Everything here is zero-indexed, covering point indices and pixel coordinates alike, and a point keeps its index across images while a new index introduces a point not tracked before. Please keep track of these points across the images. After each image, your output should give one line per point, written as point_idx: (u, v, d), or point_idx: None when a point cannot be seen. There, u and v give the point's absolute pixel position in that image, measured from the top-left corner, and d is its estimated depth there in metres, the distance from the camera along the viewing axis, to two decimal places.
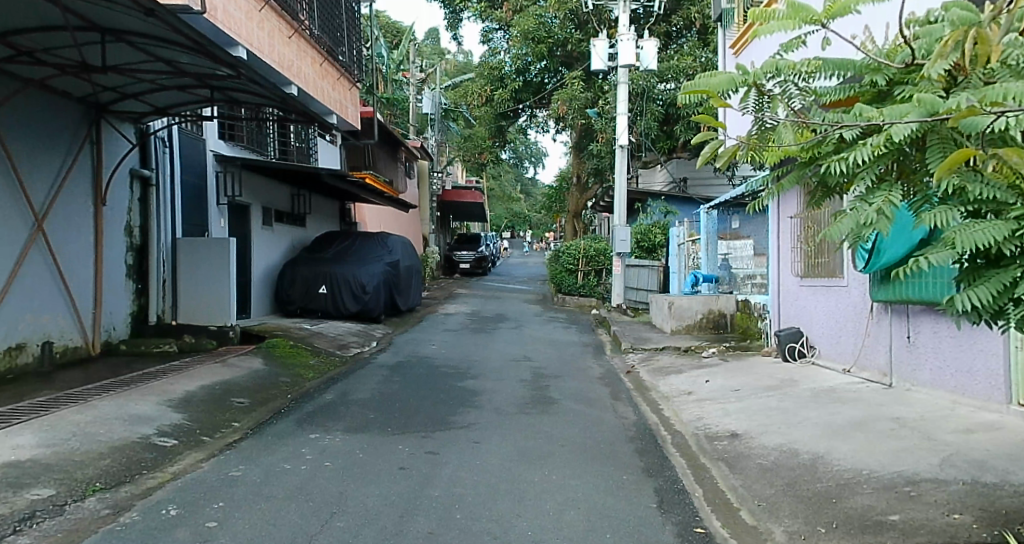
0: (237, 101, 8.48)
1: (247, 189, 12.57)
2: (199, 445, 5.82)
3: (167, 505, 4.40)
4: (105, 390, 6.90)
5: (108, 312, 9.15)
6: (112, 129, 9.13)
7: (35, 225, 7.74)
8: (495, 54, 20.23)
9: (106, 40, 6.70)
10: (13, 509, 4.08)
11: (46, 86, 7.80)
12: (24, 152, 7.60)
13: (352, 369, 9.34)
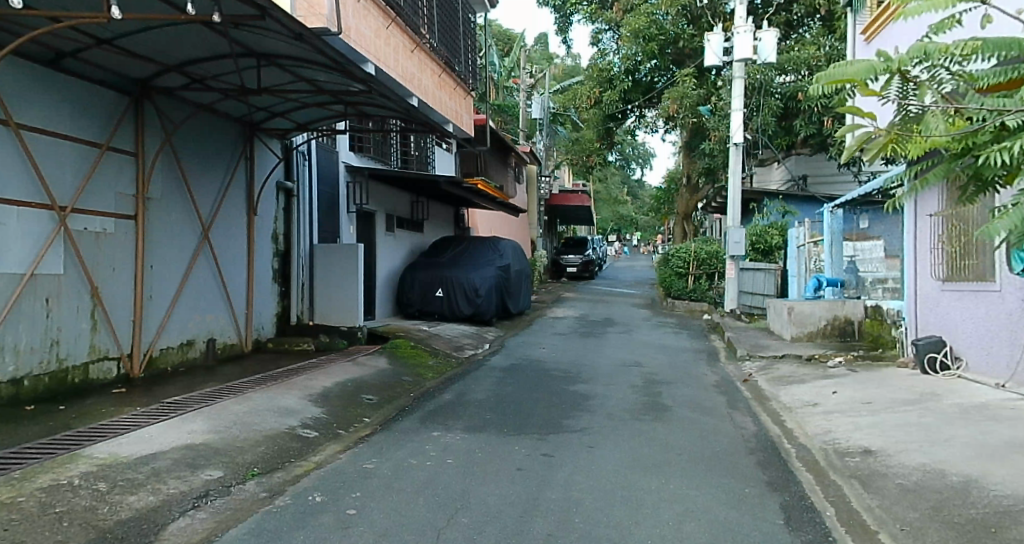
0: (369, 115, 9.02)
1: (373, 197, 13.33)
2: (337, 437, 6.31)
3: (314, 492, 4.83)
4: (257, 383, 7.60)
5: (258, 312, 10.02)
6: (262, 145, 9.98)
7: (202, 234, 8.62)
8: (604, 55, 20.06)
9: (261, 64, 7.35)
10: (189, 488, 4.62)
11: (213, 111, 8.68)
12: (194, 169, 8.51)
13: (469, 370, 9.72)
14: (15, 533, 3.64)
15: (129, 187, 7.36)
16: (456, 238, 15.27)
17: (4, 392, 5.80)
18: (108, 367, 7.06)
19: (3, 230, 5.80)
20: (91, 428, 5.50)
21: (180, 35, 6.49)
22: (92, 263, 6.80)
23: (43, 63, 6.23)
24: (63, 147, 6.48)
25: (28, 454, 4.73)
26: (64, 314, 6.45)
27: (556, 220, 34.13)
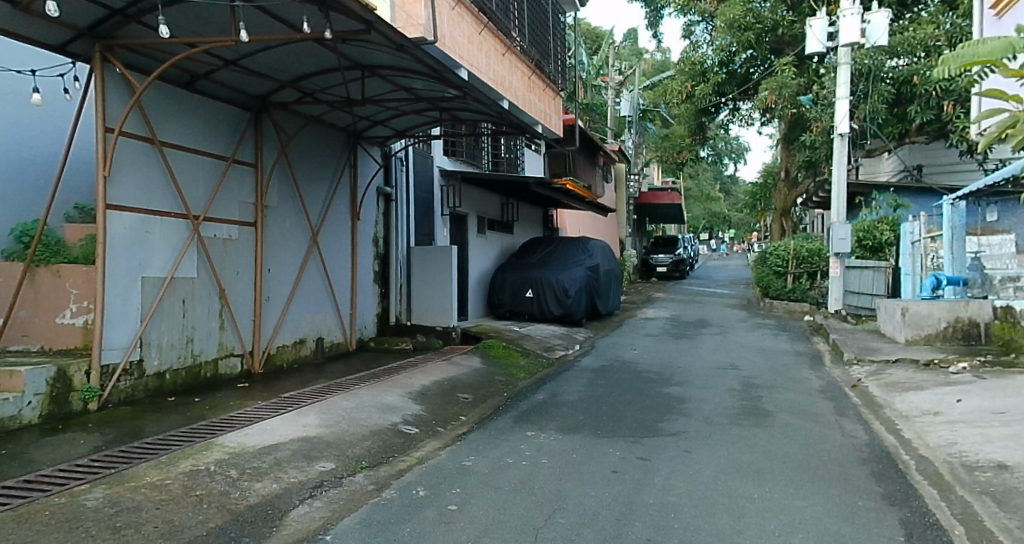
0: (462, 119, 9.15)
1: (465, 200, 13.60)
2: (436, 434, 6.44)
3: (417, 485, 4.94)
4: (361, 381, 7.91)
5: (361, 313, 10.46)
6: (364, 153, 10.36)
7: (312, 239, 9.10)
8: (696, 49, 19.38)
9: (364, 75, 7.61)
10: (305, 478, 4.87)
11: (321, 122, 9.12)
12: (305, 178, 9.01)
13: (561, 370, 9.72)
14: (163, 513, 3.96)
15: (250, 196, 7.88)
16: (546, 238, 15.35)
17: (150, 384, 6.43)
18: (233, 363, 7.61)
19: (149, 238, 6.43)
20: (220, 419, 5.93)
21: (295, 53, 6.91)
22: (220, 267, 7.35)
23: (180, 85, 6.85)
24: (195, 161, 7.06)
25: (170, 441, 5.18)
26: (197, 314, 7.02)
27: (646, 219, 33.59)
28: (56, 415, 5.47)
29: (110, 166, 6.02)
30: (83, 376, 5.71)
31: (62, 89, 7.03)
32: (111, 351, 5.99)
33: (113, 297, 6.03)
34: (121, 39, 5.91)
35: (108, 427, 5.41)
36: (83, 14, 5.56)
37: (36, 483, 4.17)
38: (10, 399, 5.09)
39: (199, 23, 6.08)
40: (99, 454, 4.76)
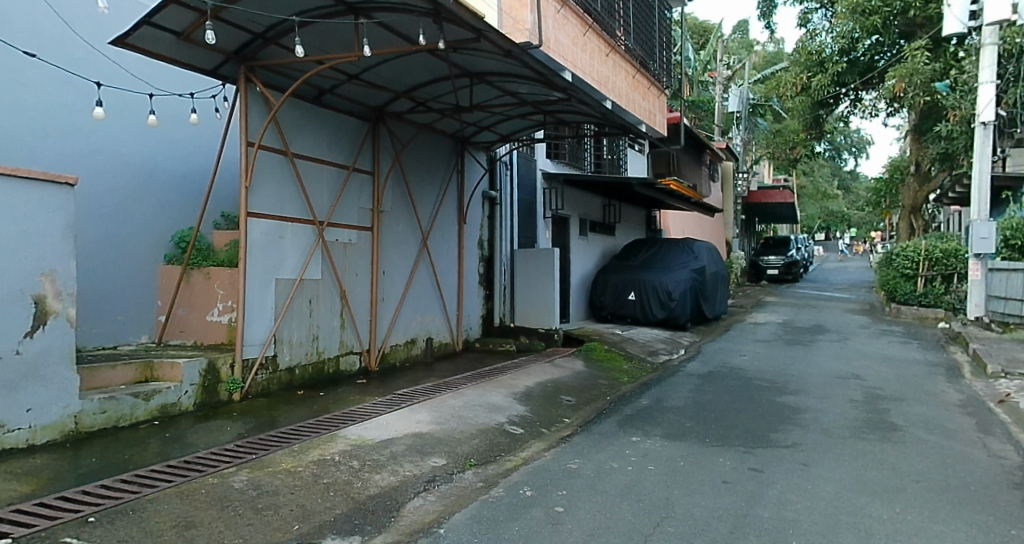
0: (565, 122, 9.08)
1: (568, 202, 13.61)
2: (541, 436, 6.48)
3: (524, 485, 4.98)
4: (468, 380, 8.10)
5: (467, 315, 10.70)
6: (471, 158, 10.55)
7: (421, 242, 9.38)
8: (815, 36, 18.10)
9: (473, 82, 7.76)
10: (419, 473, 5.04)
11: (432, 129, 9.39)
12: (417, 184, 9.32)
13: (665, 376, 9.53)
14: (297, 498, 4.27)
15: (367, 202, 8.27)
16: (649, 240, 15.16)
17: (282, 377, 6.91)
18: (352, 360, 8.04)
19: (281, 243, 6.91)
20: (341, 413, 6.27)
21: (410, 63, 7.21)
22: (341, 269, 7.77)
23: (309, 100, 7.33)
24: (322, 170, 7.53)
25: (301, 431, 5.55)
26: (321, 314, 7.46)
27: (755, 218, 32.38)
28: (207, 403, 6.02)
29: (251, 177, 6.54)
30: (228, 369, 6.24)
31: (212, 108, 7.70)
32: (251, 347, 6.49)
33: (252, 297, 6.54)
34: (262, 60, 6.44)
35: (249, 416, 5.88)
36: (230, 39, 6.11)
37: (192, 465, 4.60)
38: (170, 388, 5.67)
39: (328, 41, 6.51)
40: (243, 441, 5.18)
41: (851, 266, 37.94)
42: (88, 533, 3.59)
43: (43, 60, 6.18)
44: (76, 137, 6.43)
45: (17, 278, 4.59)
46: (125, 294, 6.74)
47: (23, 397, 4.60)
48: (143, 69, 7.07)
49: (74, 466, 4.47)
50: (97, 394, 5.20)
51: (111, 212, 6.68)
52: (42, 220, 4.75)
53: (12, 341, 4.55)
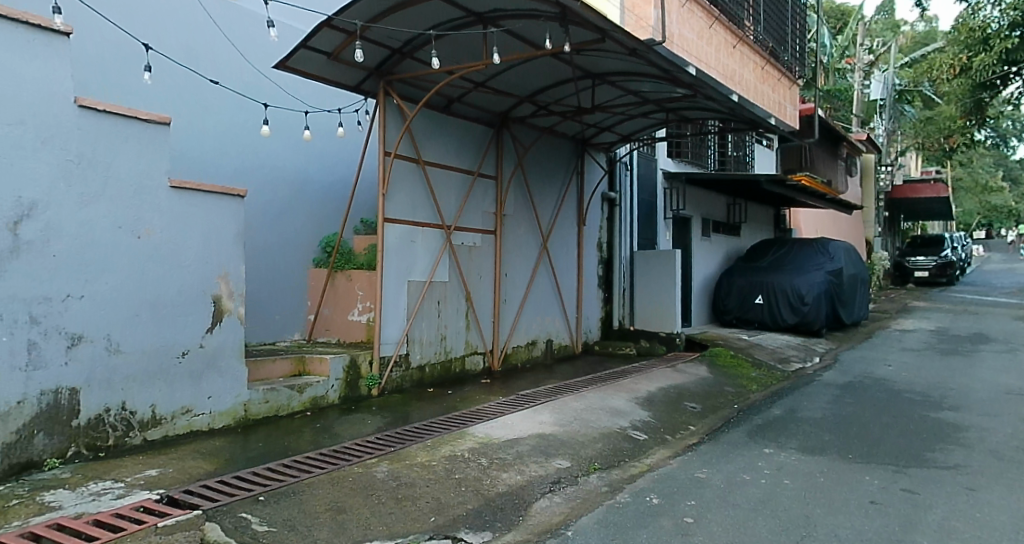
0: (689, 119, 8.83)
1: (690, 202, 13.27)
2: (666, 442, 6.32)
3: (651, 492, 4.92)
4: (590, 383, 8.08)
5: (586, 317, 10.65)
6: (592, 160, 10.48)
7: (542, 245, 9.41)
8: (978, 10, 15.74)
9: (595, 83, 7.73)
10: (544, 473, 5.08)
11: (554, 132, 9.43)
12: (539, 187, 9.39)
13: (798, 385, 9.07)
14: (432, 491, 4.46)
15: (490, 206, 8.46)
16: (779, 240, 14.48)
17: (413, 375, 7.22)
18: (477, 360, 8.25)
19: (413, 247, 7.23)
20: (469, 412, 6.45)
21: (534, 67, 7.32)
22: (466, 271, 8.01)
23: (439, 109, 7.63)
24: (450, 176, 7.81)
25: (433, 427, 5.78)
26: (448, 315, 7.73)
27: (900, 215, 30.00)
28: (349, 397, 6.41)
29: (388, 184, 6.90)
30: (367, 366, 6.61)
31: (355, 121, 8.19)
32: (386, 345, 6.83)
33: (387, 298, 6.89)
34: (399, 74, 6.78)
35: (385, 410, 6.21)
36: (373, 55, 6.49)
37: (339, 454, 4.92)
38: (319, 382, 6.08)
39: (460, 51, 6.76)
40: (381, 434, 5.47)
41: (1015, 268, 34.31)
42: (259, 511, 3.95)
43: (224, 86, 6.89)
44: (243, 153, 7.03)
45: (200, 280, 5.12)
46: (278, 295, 7.28)
47: (205, 385, 5.15)
48: (300, 88, 7.61)
49: (244, 449, 4.91)
50: (260, 385, 5.67)
51: (270, 219, 7.24)
52: (220, 228, 5.25)
53: (195, 336, 5.10)
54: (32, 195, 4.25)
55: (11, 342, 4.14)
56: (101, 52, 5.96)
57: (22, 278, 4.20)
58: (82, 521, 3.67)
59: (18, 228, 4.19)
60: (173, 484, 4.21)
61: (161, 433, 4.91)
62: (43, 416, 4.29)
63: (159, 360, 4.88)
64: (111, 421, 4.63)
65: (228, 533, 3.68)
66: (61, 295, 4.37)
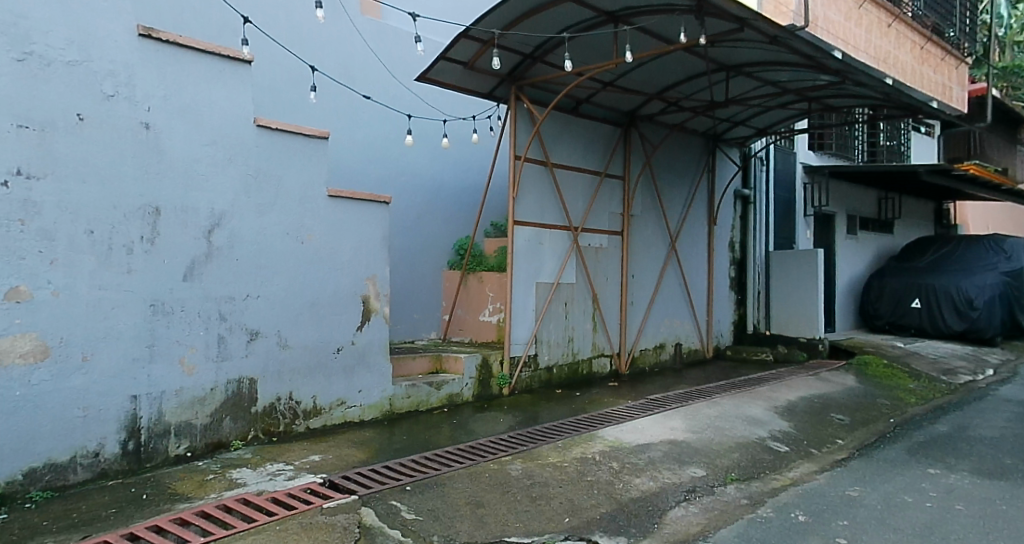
0: (833, 109, 8.30)
1: (833, 197, 12.48)
2: (810, 456, 5.92)
3: (796, 509, 4.64)
4: (724, 390, 7.78)
5: (718, 321, 10.29)
6: (724, 156, 10.10)
7: (670, 245, 9.16)
8: None
9: (730, 75, 7.46)
10: (679, 481, 4.92)
11: (684, 128, 9.17)
12: (667, 186, 9.16)
13: (964, 400, 8.26)
14: (566, 492, 4.47)
15: (618, 206, 8.36)
16: (938, 238, 13.28)
17: (542, 375, 7.30)
18: (604, 362, 8.19)
19: (541, 248, 7.30)
20: (598, 414, 6.42)
21: (666, 62, 7.17)
22: (593, 273, 7.97)
23: (567, 111, 7.66)
24: (578, 177, 7.81)
25: (563, 429, 5.79)
26: (575, 316, 7.73)
27: None
28: (482, 395, 6.58)
29: (518, 188, 7.02)
30: (498, 365, 6.76)
31: (488, 127, 8.43)
32: (516, 345, 6.95)
33: (517, 299, 7.01)
34: (530, 78, 6.89)
35: (517, 410, 6.31)
36: (506, 62, 6.64)
37: (475, 450, 5.06)
38: (455, 380, 6.28)
39: (591, 52, 6.77)
40: (514, 432, 5.56)
41: None
42: (407, 499, 4.15)
43: (374, 100, 7.28)
44: (389, 161, 7.39)
45: (352, 282, 5.44)
46: (417, 297, 7.59)
47: (356, 380, 5.47)
48: (438, 98, 7.91)
49: (391, 441, 5.16)
50: (402, 381, 5.93)
51: (411, 223, 7.56)
52: (368, 233, 5.53)
53: (349, 334, 5.42)
54: (222, 206, 4.70)
55: (206, 336, 4.64)
56: (274, 77, 6.45)
57: (214, 279, 4.68)
58: (263, 497, 4.03)
59: (212, 236, 4.66)
60: (333, 470, 4.50)
61: (322, 422, 5.27)
62: (230, 403, 4.76)
63: (319, 355, 5.23)
64: (282, 409, 5.04)
65: (381, 518, 3.89)
66: (243, 295, 4.81)
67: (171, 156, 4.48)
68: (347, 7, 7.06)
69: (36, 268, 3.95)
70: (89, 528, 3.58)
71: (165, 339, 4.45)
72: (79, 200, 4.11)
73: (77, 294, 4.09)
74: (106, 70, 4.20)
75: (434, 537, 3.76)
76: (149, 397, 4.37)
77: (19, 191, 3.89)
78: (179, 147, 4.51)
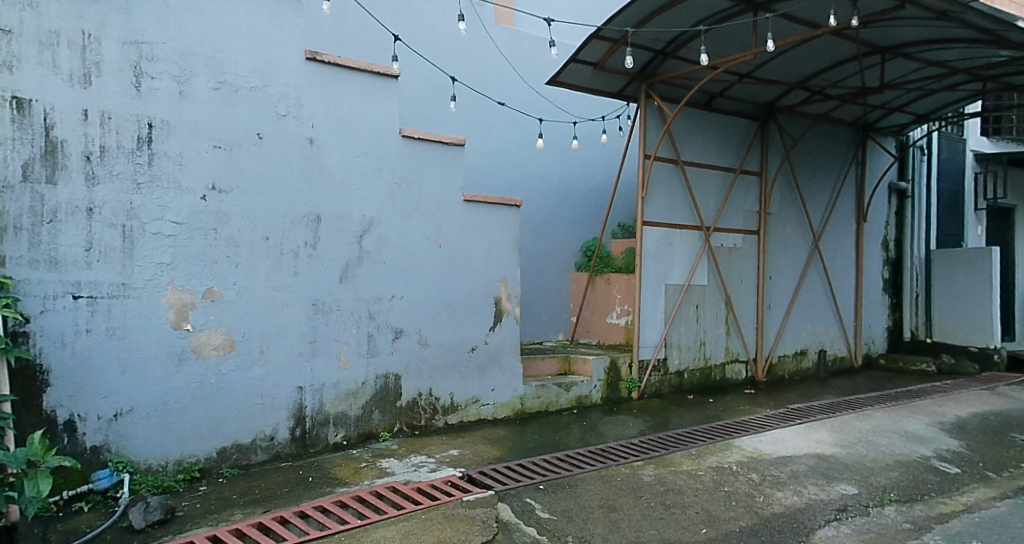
0: (1014, 88, 7.38)
1: (1013, 188, 11.01)
2: (987, 480, 5.22)
3: (971, 539, 4.13)
4: (879, 402, 7.15)
5: (868, 326, 9.45)
6: (876, 146, 9.25)
7: (812, 244, 8.52)
8: None
9: (886, 58, 6.85)
10: (828, 498, 4.54)
11: (830, 118, 8.49)
12: (810, 181, 8.53)
13: None
14: (702, 501, 4.31)
15: (753, 204, 7.92)
16: None
17: (672, 380, 7.11)
18: (739, 369, 7.81)
19: (670, 249, 7.11)
20: (734, 422, 6.14)
21: (812, 49, 6.67)
22: (726, 274, 7.61)
23: (700, 106, 7.38)
24: (710, 174, 7.51)
25: (696, 436, 5.59)
26: (707, 319, 7.44)
27: None
28: (611, 398, 6.52)
29: (647, 187, 6.89)
30: (627, 368, 6.67)
31: (617, 128, 8.37)
32: (644, 349, 6.83)
33: (646, 301, 6.88)
34: (661, 75, 6.75)
35: (646, 414, 6.19)
36: (638, 60, 6.54)
37: (605, 453, 5.02)
38: (584, 381, 6.28)
39: (727, 44, 6.51)
40: (645, 437, 5.46)
41: None
42: (541, 498, 4.21)
43: (508, 105, 7.44)
44: (521, 165, 7.51)
45: (486, 284, 5.60)
46: (546, 299, 7.65)
47: (490, 378, 5.62)
48: (567, 101, 7.96)
49: (523, 439, 5.25)
50: (533, 381, 6.02)
51: (542, 226, 7.64)
52: (498, 235, 5.67)
53: (482, 333, 5.58)
54: (371, 213, 5.02)
55: (358, 333, 4.96)
56: (416, 89, 6.77)
57: (365, 281, 5.00)
58: (409, 486, 4.26)
59: (363, 241, 4.99)
60: (471, 465, 4.66)
61: (459, 418, 5.48)
62: (379, 396, 5.06)
63: (454, 354, 5.43)
64: (423, 404, 5.29)
65: (518, 515, 3.97)
66: (389, 296, 5.11)
67: (331, 168, 4.85)
68: (483, 18, 7.25)
69: (225, 271, 4.43)
70: (268, 504, 3.99)
71: (325, 336, 4.82)
72: (258, 210, 4.56)
73: (255, 294, 4.54)
74: (280, 93, 4.64)
75: (569, 537, 3.77)
76: (312, 389, 4.76)
77: (213, 203, 4.39)
78: (338, 160, 4.88)
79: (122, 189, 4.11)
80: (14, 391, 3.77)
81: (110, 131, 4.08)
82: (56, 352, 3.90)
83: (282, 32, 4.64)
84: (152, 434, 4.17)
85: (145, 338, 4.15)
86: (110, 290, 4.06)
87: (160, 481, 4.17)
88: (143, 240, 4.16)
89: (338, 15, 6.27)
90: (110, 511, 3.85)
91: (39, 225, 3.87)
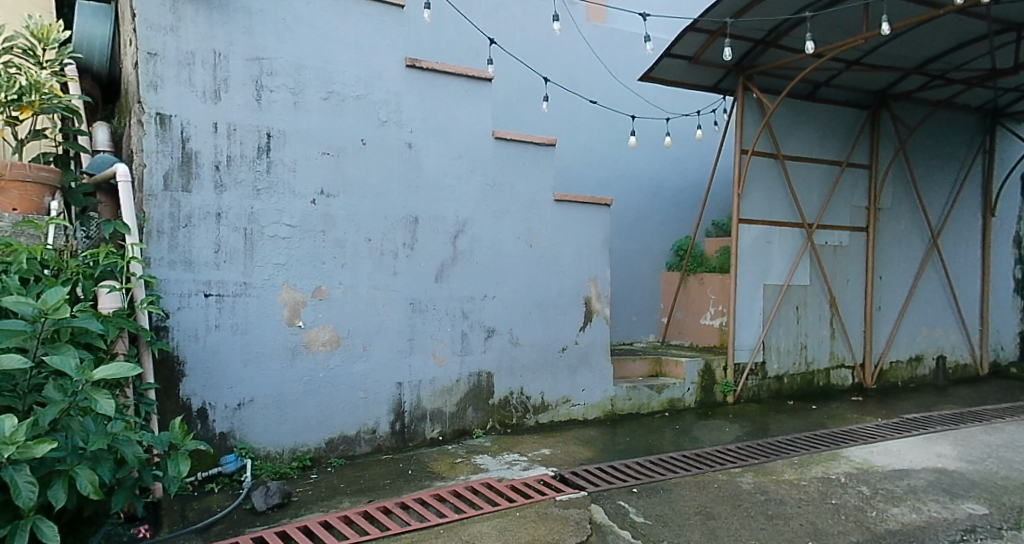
0: None
1: None
2: None
3: None
4: (1011, 414, 6.50)
5: (995, 330, 8.61)
6: (1007, 133, 8.39)
7: (930, 241, 7.85)
8: None
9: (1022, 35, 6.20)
10: (953, 517, 4.15)
11: (952, 105, 7.77)
12: (927, 173, 7.87)
13: None
14: (807, 513, 4.08)
15: (862, 199, 7.41)
16: None
17: (771, 385, 6.80)
18: (844, 374, 7.36)
19: (769, 248, 6.78)
20: (840, 431, 5.77)
21: (931, 30, 6.14)
22: (830, 274, 7.17)
23: (803, 97, 6.99)
24: (814, 168, 7.10)
25: (798, 444, 5.30)
26: (809, 322, 7.05)
27: None
28: (705, 402, 6.32)
29: (744, 183, 6.60)
30: (722, 372, 6.44)
31: (713, 122, 8.10)
32: (741, 351, 6.57)
33: (742, 302, 6.61)
34: (760, 66, 6.45)
35: (743, 419, 5.95)
36: (736, 51, 6.29)
37: (700, 459, 4.87)
38: (676, 384, 6.12)
39: (835, 29, 6.14)
40: (743, 443, 5.24)
41: None
42: (635, 501, 4.14)
43: (600, 104, 7.36)
44: (613, 164, 7.42)
45: (576, 285, 5.57)
46: (637, 300, 7.53)
47: (580, 379, 5.59)
48: (661, 97, 7.77)
49: (615, 441, 5.18)
50: (624, 383, 5.94)
51: (633, 225, 7.51)
52: (589, 235, 5.62)
53: (572, 333, 5.56)
54: (465, 214, 5.12)
55: (452, 331, 5.08)
56: (509, 90, 6.84)
57: (460, 280, 5.11)
58: (504, 483, 4.31)
59: (457, 241, 5.10)
60: (563, 465, 4.65)
61: (549, 417, 5.49)
62: (472, 393, 5.16)
63: (545, 354, 5.44)
64: (515, 402, 5.34)
65: (612, 518, 3.92)
66: (482, 295, 5.19)
67: (428, 171, 4.99)
68: (575, 19, 7.22)
69: (332, 271, 4.66)
70: (372, 494, 4.16)
71: (422, 335, 4.97)
72: (363, 213, 4.77)
73: (359, 293, 4.75)
74: (383, 100, 4.82)
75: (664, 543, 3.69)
76: (411, 384, 4.92)
77: (322, 207, 4.63)
78: (434, 163, 5.01)
79: (245, 195, 4.42)
80: (157, 380, 4.15)
81: (235, 141, 4.39)
82: (191, 346, 4.25)
83: (384, 41, 4.82)
84: (270, 423, 4.46)
85: (266, 334, 4.45)
86: (235, 288, 4.38)
87: (278, 467, 4.45)
88: (263, 243, 4.46)
89: (436, 22, 6.45)
90: (236, 492, 4.15)
91: (178, 229, 4.22)
